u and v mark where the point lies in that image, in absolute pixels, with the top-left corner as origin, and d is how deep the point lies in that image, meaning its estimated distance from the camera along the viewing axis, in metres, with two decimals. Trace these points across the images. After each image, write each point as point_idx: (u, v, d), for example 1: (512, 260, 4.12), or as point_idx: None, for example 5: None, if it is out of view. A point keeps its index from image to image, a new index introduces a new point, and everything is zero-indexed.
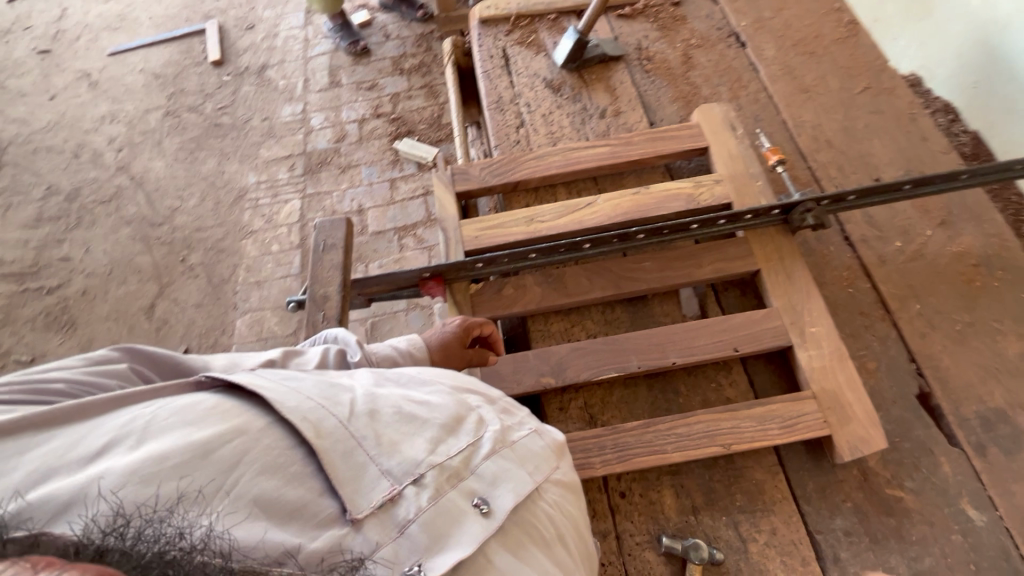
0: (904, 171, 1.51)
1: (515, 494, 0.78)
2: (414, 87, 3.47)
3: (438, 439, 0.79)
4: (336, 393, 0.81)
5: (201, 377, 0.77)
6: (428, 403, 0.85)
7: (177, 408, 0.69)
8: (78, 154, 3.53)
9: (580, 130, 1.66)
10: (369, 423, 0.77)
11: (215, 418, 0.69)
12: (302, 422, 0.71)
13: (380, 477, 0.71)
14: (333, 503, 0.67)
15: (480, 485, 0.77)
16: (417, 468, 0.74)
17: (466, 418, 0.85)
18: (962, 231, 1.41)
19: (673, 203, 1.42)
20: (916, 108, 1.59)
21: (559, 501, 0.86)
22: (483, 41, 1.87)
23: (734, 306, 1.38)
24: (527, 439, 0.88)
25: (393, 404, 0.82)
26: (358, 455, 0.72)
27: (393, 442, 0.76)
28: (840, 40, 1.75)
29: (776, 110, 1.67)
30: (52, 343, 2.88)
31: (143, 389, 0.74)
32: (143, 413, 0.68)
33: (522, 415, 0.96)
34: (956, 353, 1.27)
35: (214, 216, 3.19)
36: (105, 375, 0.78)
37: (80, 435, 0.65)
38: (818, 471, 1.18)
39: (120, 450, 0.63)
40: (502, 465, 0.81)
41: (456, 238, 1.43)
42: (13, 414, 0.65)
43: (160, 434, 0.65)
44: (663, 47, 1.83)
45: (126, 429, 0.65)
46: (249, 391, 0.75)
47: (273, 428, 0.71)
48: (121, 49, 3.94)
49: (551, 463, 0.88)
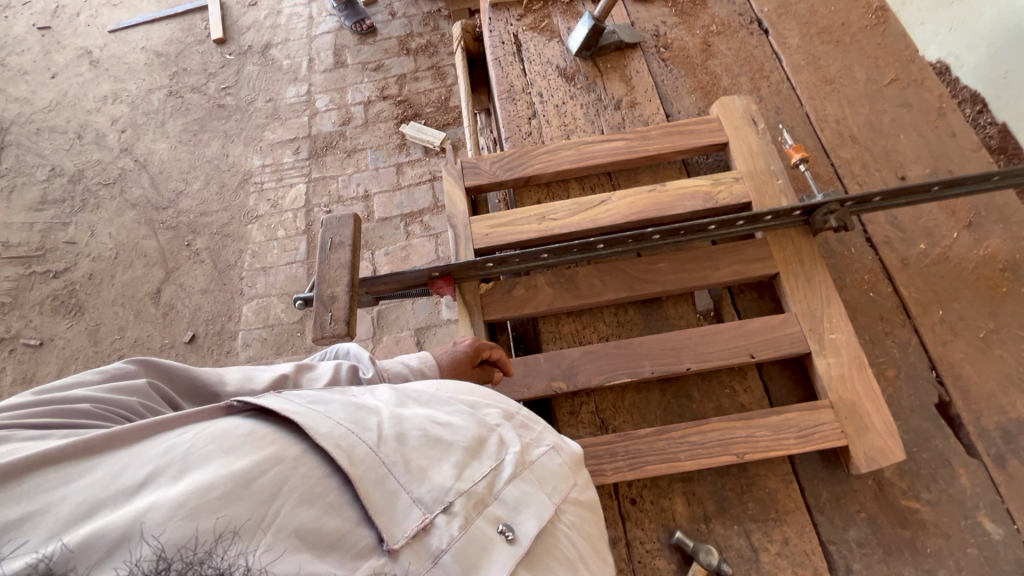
0: (931, 169, 1.46)
1: (539, 518, 0.77)
2: (421, 68, 3.38)
3: (463, 464, 0.77)
4: (363, 416, 0.79)
5: (232, 402, 0.75)
6: (451, 425, 0.83)
7: (212, 436, 0.68)
8: (80, 135, 3.49)
9: (594, 122, 1.60)
10: (397, 448, 0.76)
11: (252, 446, 0.68)
12: (336, 449, 0.70)
13: (412, 505, 0.70)
14: (370, 532, 0.66)
15: (505, 511, 0.76)
16: (446, 495, 0.72)
17: (487, 439, 0.83)
18: (990, 233, 1.36)
19: (691, 202, 1.37)
20: (946, 101, 1.52)
21: (578, 521, 0.84)
22: (494, 26, 1.80)
23: (750, 310, 1.35)
24: (546, 457, 0.87)
25: (419, 426, 0.80)
26: (389, 482, 0.71)
27: (422, 469, 0.75)
28: (868, 28, 1.67)
29: (799, 103, 1.61)
30: (60, 327, 2.89)
31: (177, 413, 0.72)
32: (179, 442, 0.67)
33: (540, 429, 0.93)
34: (979, 361, 1.24)
35: (219, 200, 3.16)
36: (128, 391, 0.76)
37: (119, 466, 0.63)
38: (833, 482, 1.16)
39: (160, 482, 0.62)
40: (525, 488, 0.80)
41: (465, 236, 1.39)
42: (48, 444, 0.63)
43: (198, 465, 0.64)
44: (681, 34, 1.75)
45: (163, 460, 0.64)
46: (282, 416, 0.74)
47: (309, 456, 0.69)
48: (122, 26, 3.85)
49: (570, 480, 0.87)
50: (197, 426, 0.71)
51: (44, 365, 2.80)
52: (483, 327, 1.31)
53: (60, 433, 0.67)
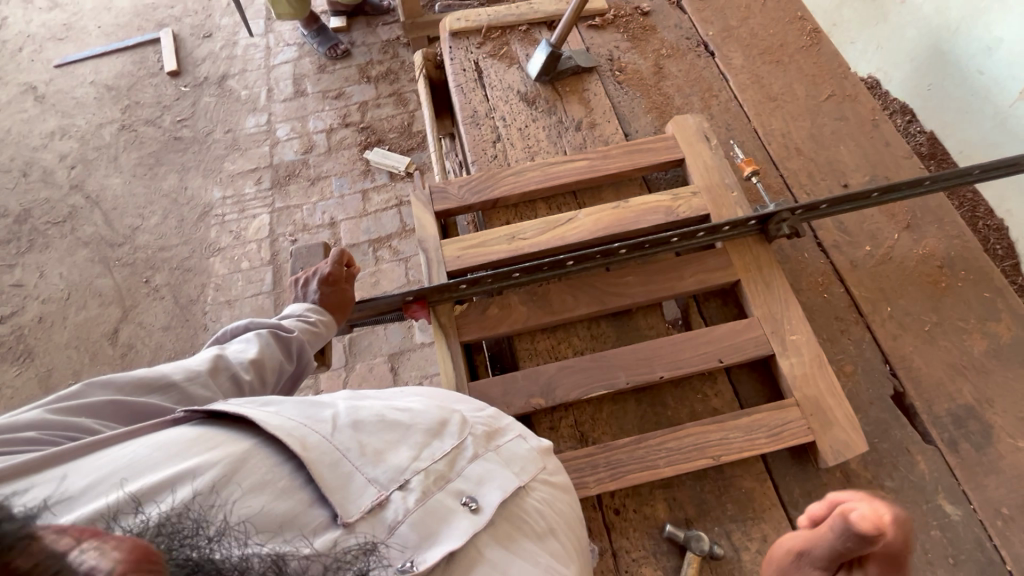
0: (870, 177, 1.57)
1: (503, 490, 0.78)
2: (383, 95, 3.41)
3: (423, 444, 0.79)
4: (316, 410, 0.78)
5: (178, 413, 0.75)
6: (411, 411, 0.84)
7: (157, 443, 0.68)
8: (26, 173, 3.35)
9: (556, 143, 1.66)
10: (353, 434, 0.76)
11: (198, 446, 0.68)
12: (288, 437, 0.70)
13: (367, 484, 0.70)
14: (323, 511, 0.66)
15: (468, 485, 0.77)
16: (402, 473, 0.73)
17: (449, 421, 0.85)
18: (926, 233, 1.47)
19: (653, 216, 1.43)
20: (878, 114, 1.65)
21: (549, 499, 0.85)
22: (454, 54, 1.85)
23: (717, 317, 1.41)
24: (512, 443, 0.89)
25: (377, 413, 0.81)
26: (343, 465, 0.71)
27: (378, 451, 0.75)
28: (804, 49, 1.80)
29: (746, 119, 1.71)
30: (8, 376, 2.74)
31: (117, 431, 0.71)
32: (122, 453, 0.67)
33: (507, 422, 0.95)
34: (926, 352, 1.33)
35: (178, 233, 3.08)
36: (77, 413, 0.77)
37: (57, 481, 0.63)
38: (804, 476, 1.21)
39: (100, 490, 0.61)
40: (488, 465, 0.81)
41: (437, 259, 1.41)
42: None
43: (142, 472, 0.63)
44: (634, 57, 1.84)
45: (105, 471, 0.63)
46: (229, 417, 0.74)
47: (259, 448, 0.70)
48: (69, 61, 3.74)
49: (539, 463, 0.88)
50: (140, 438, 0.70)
51: None
52: (459, 348, 1.32)
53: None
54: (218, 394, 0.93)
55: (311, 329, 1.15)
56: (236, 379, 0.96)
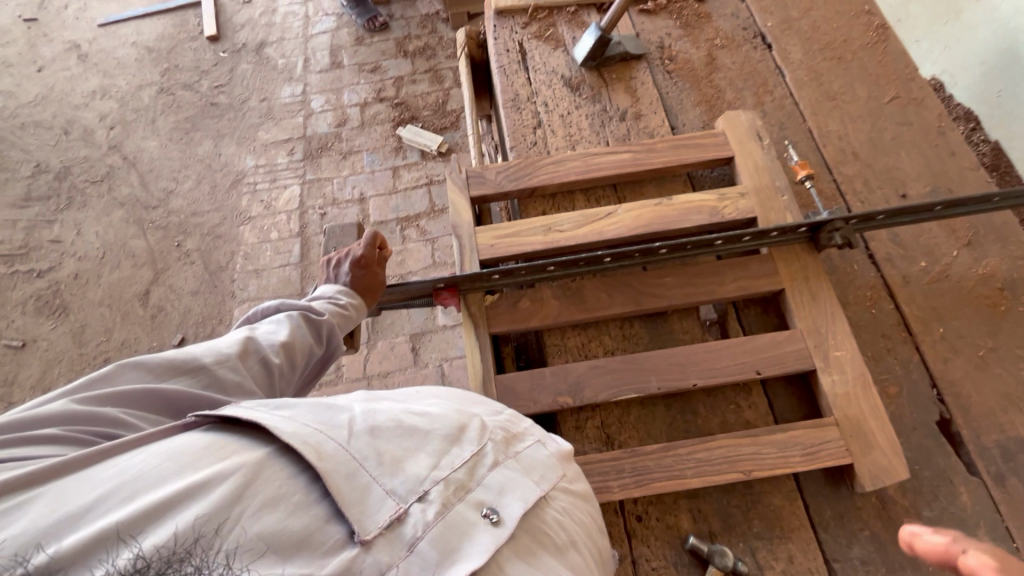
0: (931, 188, 1.48)
1: (524, 501, 0.76)
2: (419, 71, 3.36)
3: (441, 452, 0.77)
4: (332, 415, 0.77)
5: (190, 417, 0.73)
6: (428, 415, 0.82)
7: (167, 454, 0.66)
8: (67, 131, 3.40)
9: (599, 133, 1.60)
10: (370, 442, 0.74)
11: (209, 459, 0.66)
12: (303, 446, 0.68)
13: (385, 497, 0.69)
14: (340, 528, 0.64)
15: (488, 495, 0.75)
16: (421, 485, 0.72)
17: (468, 425, 0.82)
18: (989, 252, 1.38)
19: (696, 216, 1.38)
20: (945, 120, 1.54)
21: (570, 508, 0.83)
22: (499, 34, 1.78)
23: (756, 325, 1.35)
24: (532, 449, 0.86)
25: (394, 419, 0.79)
26: (361, 475, 0.70)
27: (397, 460, 0.74)
28: (869, 46, 1.69)
29: (802, 118, 1.62)
30: (44, 329, 2.82)
31: (127, 437, 0.69)
32: (131, 464, 0.65)
33: (526, 425, 0.93)
34: (978, 379, 1.25)
35: (211, 200, 3.11)
36: (105, 402, 0.77)
37: (64, 493, 0.61)
38: (836, 498, 1.16)
39: (109, 504, 0.59)
40: (508, 474, 0.79)
41: (470, 247, 1.38)
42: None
43: (152, 486, 0.62)
44: (686, 46, 1.76)
45: (114, 484, 0.62)
46: (242, 424, 0.72)
47: (272, 458, 0.68)
48: (112, 20, 3.77)
49: (558, 470, 0.86)
50: (150, 446, 0.68)
51: (27, 367, 2.74)
52: (488, 340, 1.29)
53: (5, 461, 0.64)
54: (248, 378, 0.92)
55: (341, 313, 1.13)
56: (265, 363, 0.96)
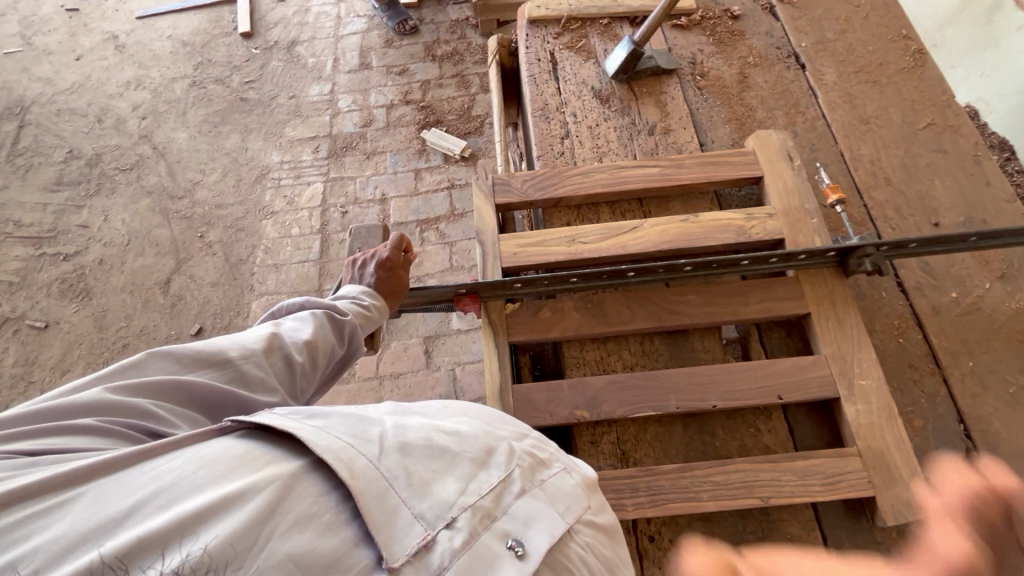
0: (964, 218, 1.45)
1: (551, 534, 0.74)
2: (446, 75, 3.38)
3: (469, 476, 0.76)
4: (364, 429, 0.78)
5: (225, 423, 0.74)
6: (458, 435, 0.82)
7: (205, 462, 0.67)
8: (101, 119, 3.48)
9: (627, 146, 1.59)
10: (400, 460, 0.75)
11: (244, 470, 0.67)
12: (336, 461, 0.69)
13: (413, 521, 0.69)
14: (369, 552, 0.65)
15: (515, 525, 0.74)
16: (449, 511, 0.71)
17: (497, 449, 0.82)
18: (1023, 287, 1.35)
19: (722, 234, 1.36)
20: (981, 149, 1.51)
21: (596, 543, 0.80)
22: (530, 43, 1.79)
23: (779, 348, 1.33)
24: (558, 477, 0.85)
25: (424, 436, 0.80)
26: (390, 497, 0.70)
27: (425, 482, 0.74)
28: (905, 70, 1.67)
29: (833, 140, 1.60)
30: (67, 311, 2.88)
31: (165, 441, 0.71)
32: (170, 469, 0.66)
33: (553, 450, 0.91)
34: (1008, 417, 1.22)
35: (235, 193, 3.15)
36: (135, 393, 0.79)
37: (107, 495, 0.63)
38: (855, 531, 1.14)
39: (146, 511, 0.61)
40: (535, 504, 0.78)
41: (493, 254, 1.38)
42: (32, 478, 0.62)
43: (189, 494, 0.63)
44: (718, 63, 1.75)
45: (153, 489, 0.63)
46: (277, 435, 0.74)
47: (306, 474, 0.69)
48: (150, 14, 3.86)
49: (585, 503, 0.84)
50: (188, 451, 0.70)
51: (48, 347, 2.80)
52: (507, 349, 1.29)
53: (49, 458, 0.66)
54: (271, 374, 0.93)
55: (364, 313, 1.14)
56: (288, 360, 0.96)
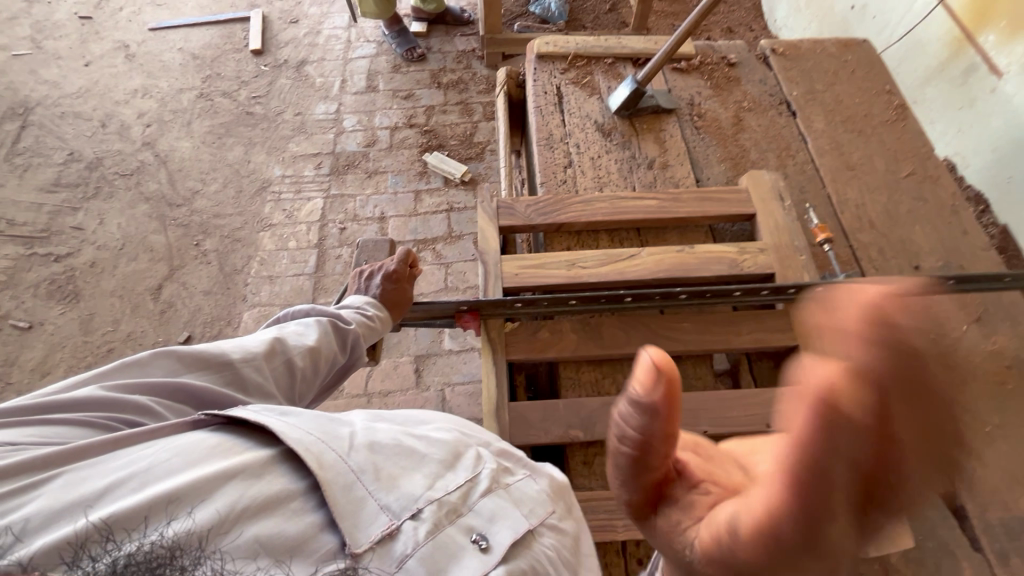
0: (943, 262, 1.52)
1: (513, 530, 0.82)
2: (450, 102, 3.48)
3: (436, 474, 0.83)
4: (335, 427, 0.83)
5: (200, 416, 0.78)
6: (427, 438, 0.89)
7: (177, 449, 0.71)
8: (105, 124, 3.51)
9: (626, 178, 1.66)
10: (368, 456, 0.80)
11: (218, 458, 0.71)
12: (306, 452, 0.74)
13: (379, 511, 0.75)
14: (332, 537, 0.70)
15: (478, 522, 0.81)
16: (414, 503, 0.78)
17: (464, 453, 0.89)
18: (998, 329, 1.42)
19: (716, 266, 1.42)
20: (958, 200, 1.61)
21: (557, 544, 0.88)
22: (538, 76, 1.88)
23: (768, 379, 1.37)
24: (522, 483, 0.92)
25: (394, 437, 0.86)
26: (356, 489, 0.76)
27: (392, 477, 0.80)
28: (888, 123, 1.77)
29: (821, 183, 1.69)
30: (53, 313, 2.84)
31: (142, 430, 0.74)
32: (144, 455, 0.70)
33: (518, 456, 0.98)
34: (985, 454, 1.26)
35: (235, 204, 3.17)
36: (133, 390, 0.80)
37: (82, 478, 0.66)
38: None
39: (122, 494, 0.64)
40: (498, 501, 0.85)
41: (496, 274, 1.42)
42: (12, 460, 0.64)
43: (163, 478, 0.67)
44: (714, 106, 1.85)
45: (127, 472, 0.67)
46: (247, 428, 0.78)
47: (275, 464, 0.74)
48: (162, 26, 3.94)
49: (547, 505, 0.91)
50: (162, 440, 0.73)
51: (30, 349, 2.75)
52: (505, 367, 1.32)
53: (30, 442, 0.68)
54: (270, 379, 0.94)
55: (367, 324, 1.16)
56: (290, 365, 0.98)
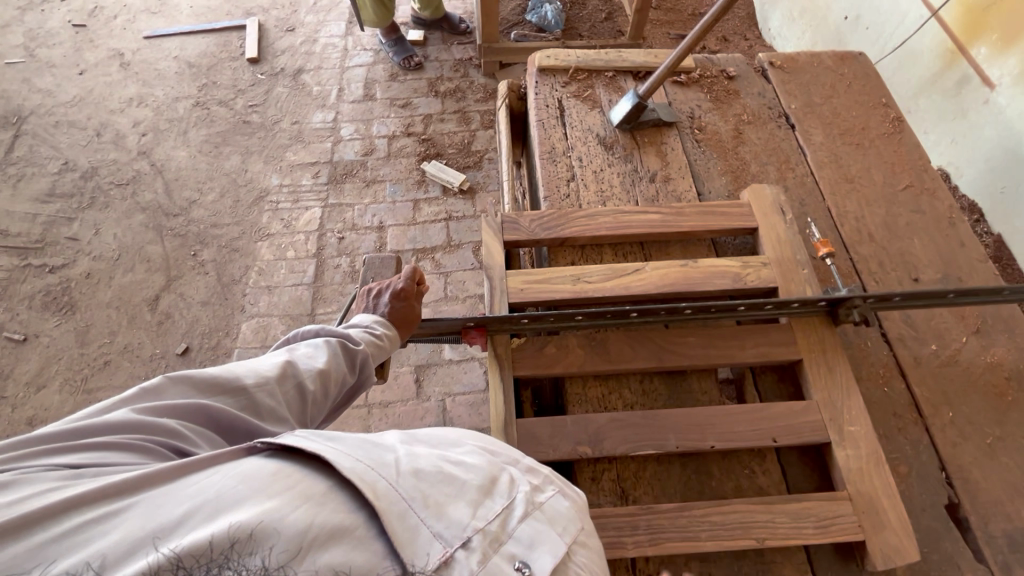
0: (942, 275, 1.54)
1: (554, 555, 0.77)
2: (448, 110, 3.48)
3: (477, 501, 0.79)
4: (379, 452, 0.79)
5: (255, 443, 0.75)
6: (463, 463, 0.84)
7: (240, 476, 0.68)
8: (99, 133, 3.48)
9: (629, 192, 1.67)
10: (414, 482, 0.77)
11: (281, 484, 0.68)
12: (362, 481, 0.71)
13: (432, 539, 0.71)
14: (394, 565, 0.66)
15: (520, 548, 0.76)
16: (464, 531, 0.74)
17: (499, 478, 0.84)
18: (995, 341, 1.44)
19: (720, 280, 1.43)
20: (955, 213, 1.63)
21: (591, 564, 0.83)
22: (539, 89, 1.89)
23: (772, 393, 1.39)
24: (553, 500, 0.87)
25: (433, 462, 0.82)
26: (409, 517, 0.72)
27: (439, 504, 0.76)
28: (885, 136, 1.80)
29: (821, 196, 1.71)
30: (48, 325, 2.81)
31: (202, 457, 0.72)
32: (208, 483, 0.67)
33: (545, 475, 0.94)
34: (987, 466, 1.28)
35: (232, 213, 3.16)
36: (160, 414, 0.80)
37: (149, 508, 0.63)
38: (846, 575, 1.17)
39: (191, 521, 0.62)
40: (537, 526, 0.80)
41: (501, 289, 1.42)
42: (80, 489, 0.64)
43: (228, 506, 0.64)
44: (714, 118, 1.86)
45: (193, 501, 0.64)
46: (304, 454, 0.74)
47: (335, 492, 0.70)
48: (157, 34, 3.92)
49: (578, 523, 0.87)
50: (223, 467, 0.71)
51: (24, 361, 2.72)
52: (512, 383, 1.31)
53: (92, 474, 0.68)
54: (282, 403, 0.93)
55: (376, 343, 1.15)
56: (301, 388, 0.97)
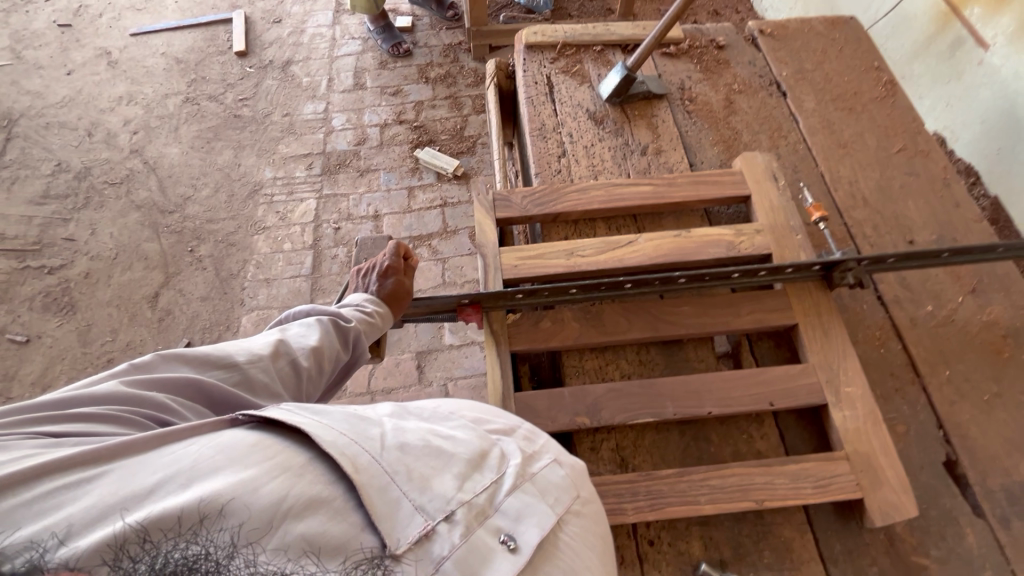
0: (937, 236, 1.54)
1: (540, 528, 0.77)
2: (439, 96, 3.46)
3: (464, 475, 0.79)
4: (365, 426, 0.80)
5: (238, 415, 0.76)
6: (453, 438, 0.84)
7: (218, 447, 0.70)
8: (91, 133, 3.47)
9: (620, 165, 1.67)
10: (400, 457, 0.77)
11: (258, 456, 0.70)
12: (341, 456, 0.71)
13: (414, 512, 0.71)
14: (372, 537, 0.67)
15: (504, 522, 0.76)
16: (448, 504, 0.74)
17: (489, 452, 0.84)
18: (992, 299, 1.43)
19: (714, 249, 1.43)
20: (950, 173, 1.62)
21: (582, 535, 0.83)
22: (528, 66, 1.87)
23: (768, 358, 1.39)
24: (548, 469, 0.87)
25: (422, 436, 0.82)
26: (391, 490, 0.72)
27: (424, 477, 0.76)
28: (878, 99, 1.78)
29: (814, 162, 1.70)
30: (50, 326, 2.83)
31: (183, 428, 0.73)
32: (186, 453, 0.69)
33: (543, 442, 0.94)
34: (983, 423, 1.29)
35: (227, 208, 3.15)
36: (150, 388, 0.81)
37: (125, 475, 0.65)
38: (846, 533, 1.18)
39: (166, 489, 0.64)
40: (525, 499, 0.80)
41: (495, 265, 1.42)
42: (60, 454, 0.65)
43: (205, 475, 0.66)
44: (705, 89, 1.85)
45: (170, 470, 0.66)
46: (285, 427, 0.75)
47: (314, 464, 0.71)
48: (144, 31, 3.89)
49: (573, 492, 0.87)
50: (202, 437, 0.72)
51: (28, 362, 2.73)
52: (509, 357, 1.32)
53: (73, 441, 0.69)
54: (276, 380, 0.94)
55: (368, 320, 1.16)
56: (295, 365, 0.98)
